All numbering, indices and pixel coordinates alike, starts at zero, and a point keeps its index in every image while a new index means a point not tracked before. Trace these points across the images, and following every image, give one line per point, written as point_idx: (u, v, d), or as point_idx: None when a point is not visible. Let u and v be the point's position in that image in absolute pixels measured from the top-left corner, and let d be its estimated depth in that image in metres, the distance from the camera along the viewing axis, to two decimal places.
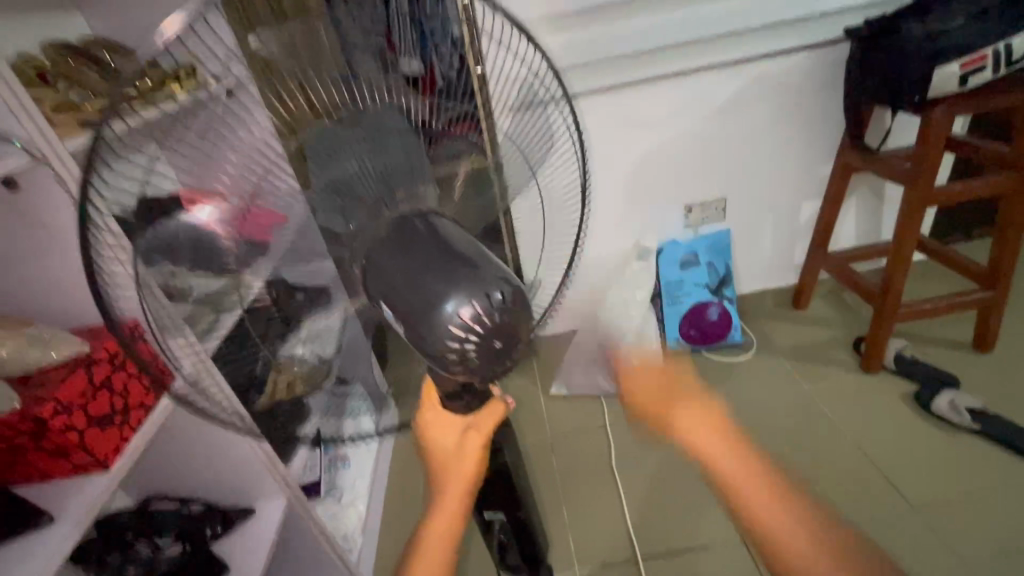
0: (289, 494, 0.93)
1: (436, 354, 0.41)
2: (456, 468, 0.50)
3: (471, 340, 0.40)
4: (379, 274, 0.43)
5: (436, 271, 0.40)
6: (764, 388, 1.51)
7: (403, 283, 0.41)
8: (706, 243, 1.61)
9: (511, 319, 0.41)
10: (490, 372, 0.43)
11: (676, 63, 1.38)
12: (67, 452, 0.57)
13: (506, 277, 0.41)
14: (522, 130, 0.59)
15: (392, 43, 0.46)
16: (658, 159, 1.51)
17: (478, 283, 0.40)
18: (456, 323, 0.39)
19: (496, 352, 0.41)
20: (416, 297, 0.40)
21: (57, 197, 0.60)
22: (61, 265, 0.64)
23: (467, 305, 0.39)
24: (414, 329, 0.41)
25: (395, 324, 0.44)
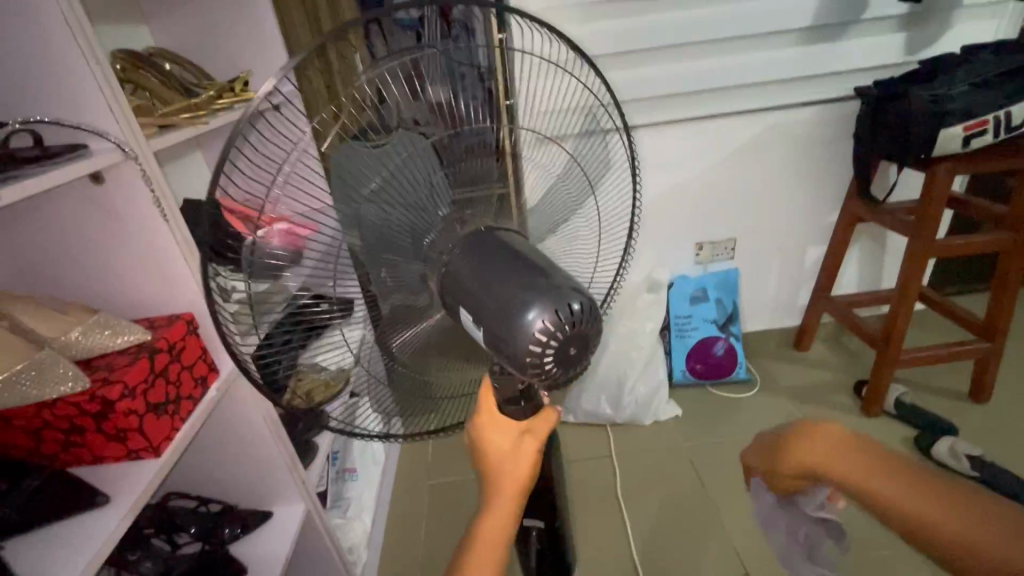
0: (308, 500, 0.94)
1: (513, 358, 0.43)
2: (509, 467, 0.52)
3: (549, 347, 0.43)
4: (459, 283, 0.48)
5: (518, 282, 0.44)
6: (768, 425, 1.53)
7: (484, 290, 0.45)
8: (715, 280, 1.65)
9: (584, 328, 0.44)
10: (560, 375, 0.46)
11: (697, 108, 1.46)
12: (125, 435, 0.59)
13: (579, 288, 0.45)
14: (584, 153, 0.69)
15: (420, 73, 0.52)
16: (675, 196, 1.57)
17: (557, 294, 0.43)
18: (537, 330, 0.42)
19: (570, 358, 0.45)
20: (498, 304, 0.44)
21: (135, 192, 0.63)
22: (127, 258, 0.67)
23: (548, 314, 0.42)
24: (492, 332, 0.44)
25: (472, 329, 0.47)
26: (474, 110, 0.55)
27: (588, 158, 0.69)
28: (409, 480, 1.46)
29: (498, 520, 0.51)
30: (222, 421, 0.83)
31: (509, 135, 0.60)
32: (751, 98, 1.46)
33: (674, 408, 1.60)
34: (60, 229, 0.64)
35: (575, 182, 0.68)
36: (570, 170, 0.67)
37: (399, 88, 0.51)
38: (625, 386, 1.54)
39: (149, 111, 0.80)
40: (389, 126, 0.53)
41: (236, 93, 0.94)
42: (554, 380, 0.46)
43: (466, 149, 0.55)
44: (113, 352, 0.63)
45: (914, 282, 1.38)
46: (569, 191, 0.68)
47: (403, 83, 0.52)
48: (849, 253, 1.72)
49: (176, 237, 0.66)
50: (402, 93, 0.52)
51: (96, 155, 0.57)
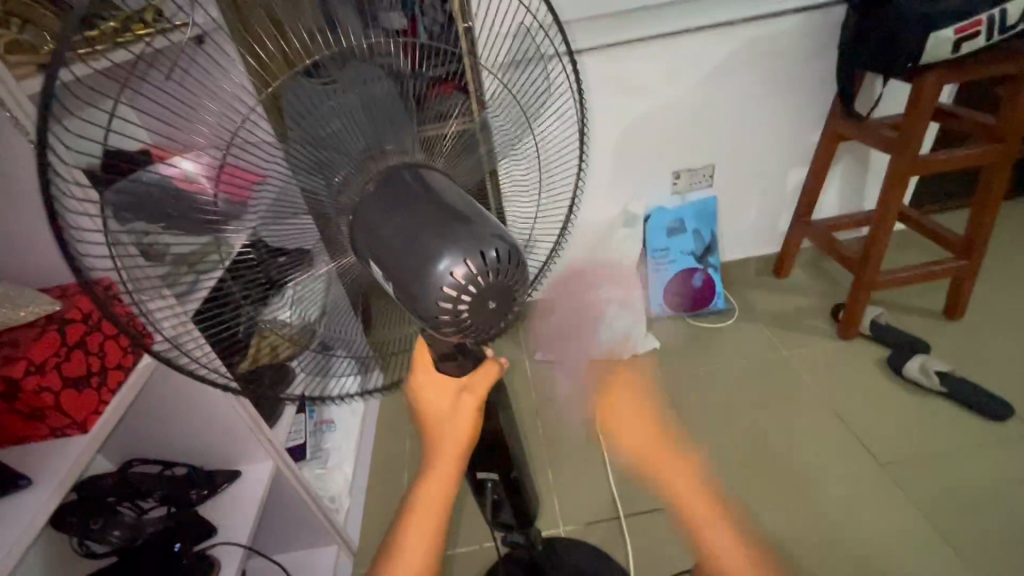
0: (276, 458, 0.92)
1: (427, 315, 0.39)
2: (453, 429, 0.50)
3: (465, 300, 0.39)
4: (367, 231, 0.42)
5: (431, 227, 0.38)
6: (744, 354, 1.54)
7: (396, 242, 0.39)
8: (692, 210, 1.60)
9: (505, 277, 0.40)
10: (483, 330, 0.42)
11: (672, 23, 1.34)
12: (43, 414, 0.55)
13: (500, 234, 0.40)
14: (518, 83, 0.61)
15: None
16: (651, 122, 1.47)
17: (474, 241, 0.38)
18: (448, 283, 0.38)
19: (490, 311, 0.41)
20: (406, 254, 0.39)
21: (16, 144, 0.55)
22: (26, 219, 0.60)
23: (462, 264, 0.38)
24: (405, 287, 0.39)
25: (384, 282, 0.42)
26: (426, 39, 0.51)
27: (522, 87, 0.61)
28: (389, 427, 1.46)
29: (438, 479, 0.50)
30: (175, 386, 0.80)
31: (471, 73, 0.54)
32: (728, 8, 1.34)
33: (652, 342, 1.59)
34: None
35: (511, 115, 0.60)
36: (503, 101, 0.59)
37: (352, 19, 0.46)
38: (602, 323, 1.52)
39: (34, 49, 0.69)
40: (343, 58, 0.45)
41: (146, 24, 0.81)
42: (476, 335, 0.42)
43: (427, 84, 0.51)
44: (18, 326, 0.57)
45: (892, 204, 1.34)
46: (505, 128, 0.60)
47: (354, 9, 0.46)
48: (830, 175, 1.66)
49: None
50: (355, 20, 0.46)
51: None
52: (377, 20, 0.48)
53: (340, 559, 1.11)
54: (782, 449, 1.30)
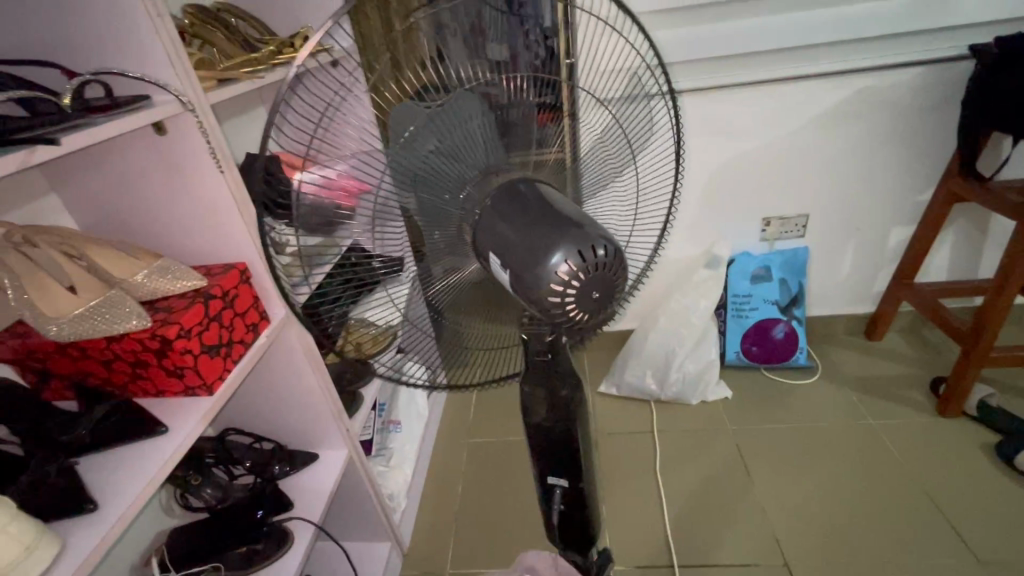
0: (350, 448, 0.97)
1: (537, 299, 0.42)
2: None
3: (571, 290, 0.42)
4: (490, 228, 0.47)
5: (550, 226, 0.43)
6: (825, 415, 1.45)
7: (516, 237, 0.44)
8: (781, 258, 1.54)
9: (611, 271, 0.42)
10: (586, 317, 0.44)
11: (780, 69, 1.31)
12: (182, 372, 0.63)
13: (608, 236, 0.43)
14: (627, 117, 0.63)
15: (483, 27, 0.51)
16: (746, 166, 1.45)
17: (583, 238, 0.42)
18: (556, 273, 0.41)
19: (592, 301, 0.43)
20: (524, 247, 0.43)
21: (194, 142, 0.65)
22: (185, 206, 0.70)
23: (571, 256, 0.41)
24: (520, 277, 0.43)
25: (500, 274, 0.46)
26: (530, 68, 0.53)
27: (629, 121, 0.64)
28: (450, 437, 1.51)
29: None
30: (274, 368, 0.87)
31: (568, 93, 0.55)
32: (841, 57, 1.30)
33: (723, 390, 1.54)
34: (128, 176, 0.68)
35: (616, 144, 0.62)
36: (613, 134, 0.62)
37: (461, 53, 0.51)
38: (673, 363, 1.48)
39: (211, 65, 0.81)
40: (446, 85, 0.50)
41: (296, 49, 0.92)
42: (580, 323, 0.45)
43: (531, 111, 0.54)
44: (173, 295, 0.67)
45: (1016, 275, 1.22)
46: (610, 160, 0.62)
47: (461, 38, 0.50)
48: (941, 238, 1.55)
49: (230, 188, 0.68)
50: (464, 50, 0.51)
51: (157, 107, 0.59)
52: (484, 51, 0.51)
53: (392, 555, 1.16)
54: (863, 524, 1.19)
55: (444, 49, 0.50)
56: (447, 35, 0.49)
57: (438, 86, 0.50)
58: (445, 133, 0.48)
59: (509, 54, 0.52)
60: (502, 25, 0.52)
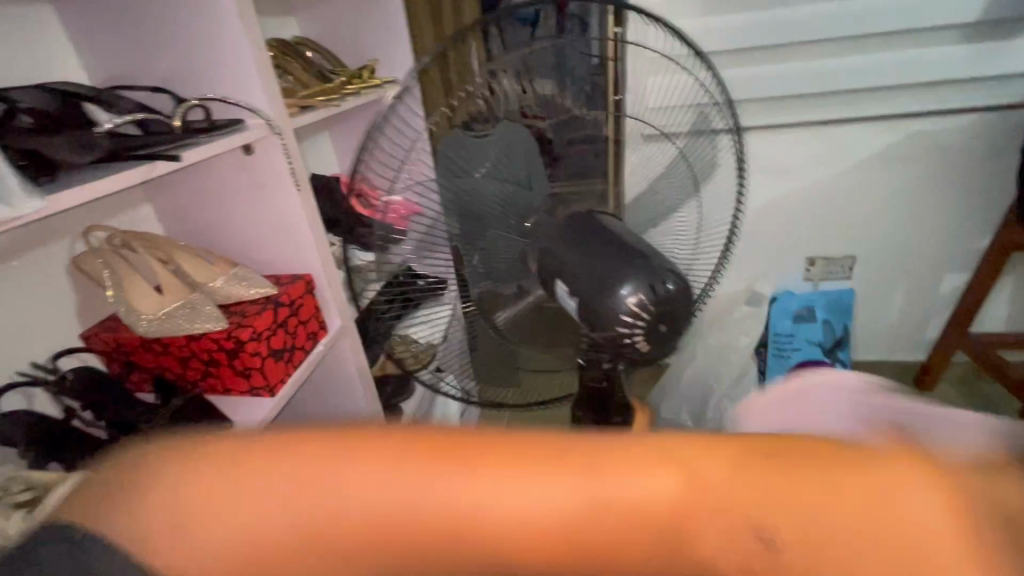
0: (389, 460, 1.00)
1: (606, 328, 0.45)
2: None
3: (640, 322, 0.44)
4: (557, 257, 0.49)
5: (620, 259, 0.45)
6: None
7: (584, 267, 0.46)
8: (826, 298, 1.48)
9: (677, 305, 0.45)
10: (650, 347, 0.47)
11: (829, 111, 1.32)
12: (249, 374, 0.68)
13: (674, 271, 0.45)
14: (693, 152, 0.67)
15: (534, 65, 0.54)
16: (790, 204, 1.45)
17: (652, 273, 0.44)
18: (626, 305, 0.43)
19: (660, 332, 0.45)
20: (595, 279, 0.45)
21: (275, 162, 0.71)
22: (261, 220, 0.76)
23: (642, 290, 0.43)
24: (589, 307, 0.45)
25: (565, 301, 0.48)
26: (577, 101, 0.57)
27: (694, 155, 0.67)
28: None
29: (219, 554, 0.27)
30: (326, 379, 0.91)
31: (614, 125, 0.59)
32: (894, 101, 1.30)
33: None
34: (215, 191, 0.75)
35: (681, 176, 0.66)
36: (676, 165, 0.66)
37: (511, 84, 0.54)
38: None
39: (292, 94, 0.89)
40: (495, 117, 0.56)
41: (366, 80, 0.99)
42: (643, 353, 0.47)
43: (569, 143, 0.58)
44: (246, 301, 0.72)
45: None
46: (672, 186, 0.66)
47: (515, 77, 0.54)
48: (998, 286, 1.49)
49: (304, 204, 0.74)
50: (514, 85, 0.55)
51: (249, 129, 0.66)
52: (533, 84, 0.55)
53: None
54: None
55: (495, 82, 0.54)
56: (500, 74, 0.53)
57: (486, 115, 0.56)
58: (496, 165, 0.56)
59: (556, 89, 0.56)
60: (551, 61, 0.55)
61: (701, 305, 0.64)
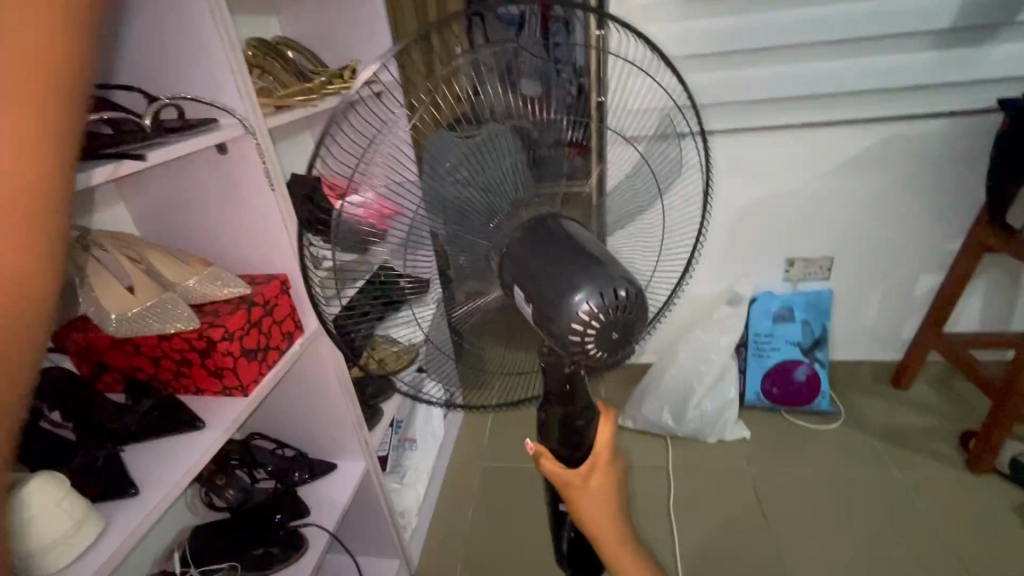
0: (368, 460, 1.00)
1: (557, 334, 0.43)
2: (595, 514, 0.54)
3: (591, 330, 0.43)
4: (517, 261, 0.49)
5: (575, 266, 0.44)
6: (845, 462, 1.41)
7: (540, 273, 0.46)
8: (804, 300, 1.53)
9: (631, 315, 0.44)
10: (605, 356, 0.45)
11: (807, 115, 1.34)
12: (222, 373, 0.68)
13: (630, 279, 0.44)
14: (656, 157, 0.68)
15: (518, 65, 0.53)
16: (769, 206, 1.47)
17: (606, 280, 0.43)
18: (577, 313, 0.42)
19: (613, 341, 0.44)
20: (549, 285, 0.45)
21: (250, 162, 0.71)
22: (236, 220, 0.76)
23: (593, 296, 0.42)
24: (542, 312, 0.45)
25: (523, 306, 0.48)
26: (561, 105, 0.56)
27: (659, 160, 0.68)
28: (464, 459, 1.51)
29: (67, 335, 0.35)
30: (305, 381, 0.90)
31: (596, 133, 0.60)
32: (869, 105, 1.32)
33: (741, 430, 1.52)
34: (190, 190, 0.75)
35: (644, 183, 0.67)
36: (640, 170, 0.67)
37: (496, 85, 0.53)
38: (691, 400, 1.47)
39: (270, 94, 0.89)
40: (480, 119, 0.53)
41: (345, 80, 0.99)
42: (600, 361, 0.46)
43: (552, 148, 0.57)
44: (220, 301, 0.72)
45: None
46: (636, 192, 0.67)
47: (498, 78, 0.53)
48: (971, 287, 1.52)
49: (280, 205, 0.74)
50: (499, 86, 0.53)
51: (223, 130, 0.66)
52: (518, 85, 0.54)
53: (400, 574, 1.17)
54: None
55: (479, 84, 0.52)
56: (485, 74, 0.52)
57: (471, 117, 0.53)
58: (478, 168, 0.53)
59: (541, 90, 0.55)
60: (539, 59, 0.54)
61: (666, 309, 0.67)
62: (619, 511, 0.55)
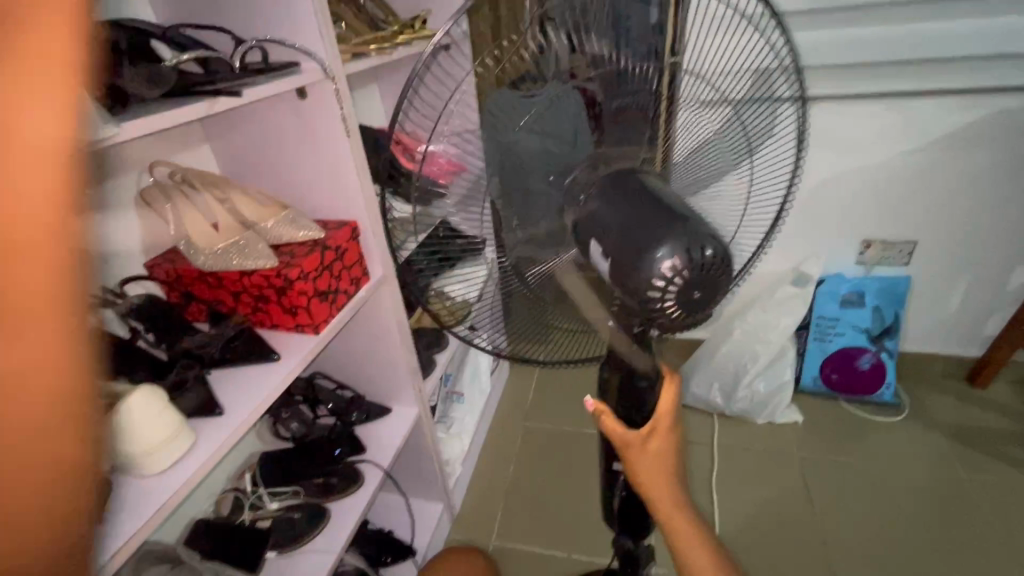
0: (421, 406, 1.04)
1: (635, 290, 0.43)
2: (650, 476, 0.54)
3: (672, 286, 0.41)
4: (594, 216, 0.47)
5: (660, 221, 0.43)
6: (906, 458, 1.35)
7: (619, 226, 0.44)
8: (878, 284, 1.44)
9: (714, 273, 0.42)
10: (683, 316, 0.44)
11: (907, 81, 1.22)
12: (295, 311, 0.71)
13: (715, 237, 0.43)
14: (749, 117, 0.61)
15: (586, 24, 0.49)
16: (850, 182, 1.36)
17: (690, 238, 0.41)
18: (660, 269, 0.41)
19: (693, 300, 0.43)
20: (629, 239, 0.43)
21: (329, 108, 0.72)
22: (309, 165, 0.78)
23: (678, 252, 0.41)
24: (621, 267, 0.43)
25: (599, 262, 0.47)
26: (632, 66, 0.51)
27: (752, 120, 0.61)
28: (508, 417, 1.55)
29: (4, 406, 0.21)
30: (368, 325, 0.94)
31: (670, 80, 0.53)
32: (981, 74, 1.19)
33: (794, 415, 1.47)
34: (269, 134, 0.78)
35: (733, 140, 0.60)
36: (731, 126, 0.60)
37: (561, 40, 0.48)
38: (743, 379, 1.43)
39: (344, 41, 0.89)
40: (544, 79, 0.50)
41: (417, 30, 0.98)
42: (674, 320, 0.45)
43: (618, 107, 0.52)
44: (295, 242, 0.75)
45: None
46: (722, 151, 0.61)
47: (565, 35, 0.49)
48: None
49: (352, 151, 0.75)
50: (565, 44, 0.49)
51: (305, 73, 0.67)
52: (585, 45, 0.49)
53: (443, 517, 1.23)
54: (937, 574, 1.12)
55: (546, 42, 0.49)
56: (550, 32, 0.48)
57: (536, 77, 0.50)
58: (546, 126, 0.51)
59: (609, 50, 0.50)
60: (606, 22, 0.49)
61: (744, 277, 0.63)
62: (674, 475, 0.55)
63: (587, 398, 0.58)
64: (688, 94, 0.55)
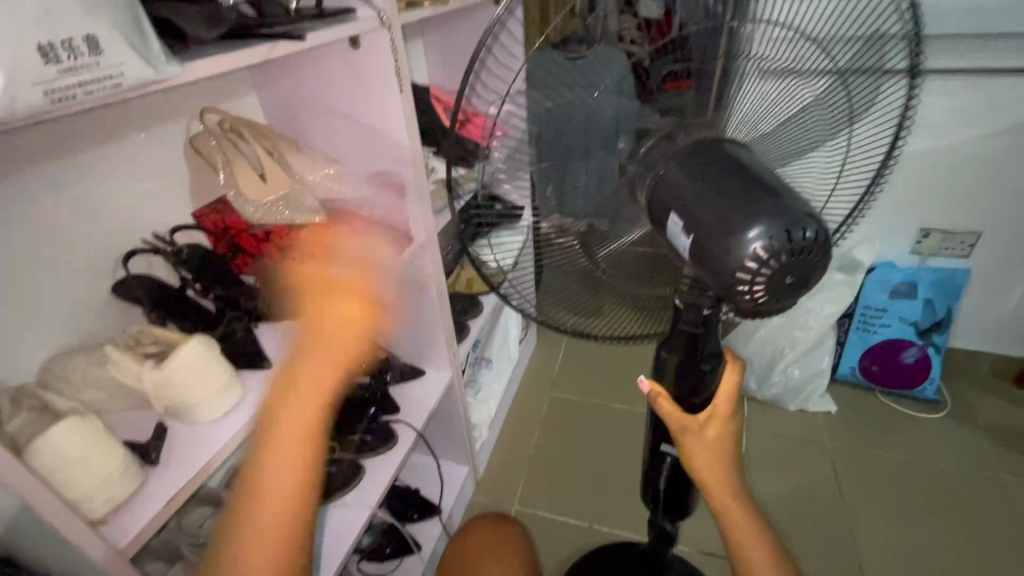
0: (454, 369, 1.04)
1: (720, 271, 0.40)
2: (704, 461, 0.52)
3: (762, 270, 0.39)
4: (673, 189, 0.44)
5: (751, 198, 0.39)
6: (945, 456, 1.31)
7: (703, 201, 0.41)
8: (933, 277, 1.35)
9: (809, 257, 0.39)
10: (767, 303, 0.41)
11: (998, 57, 1.12)
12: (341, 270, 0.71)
13: (811, 215, 0.40)
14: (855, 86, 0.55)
15: None
16: (916, 165, 1.28)
17: (786, 218, 0.38)
18: (751, 250, 0.38)
19: (782, 286, 0.40)
20: (713, 216, 0.40)
21: (382, 59, 0.69)
22: (354, 122, 0.76)
23: (774, 233, 0.38)
24: (703, 246, 0.40)
25: (676, 238, 0.44)
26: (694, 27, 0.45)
27: (857, 92, 0.55)
28: (534, 386, 1.55)
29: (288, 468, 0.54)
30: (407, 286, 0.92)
31: (733, 38, 0.46)
32: None
33: (828, 404, 1.43)
34: (314, 86, 0.75)
35: (834, 110, 0.54)
36: (834, 94, 0.54)
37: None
38: (778, 365, 1.39)
39: None
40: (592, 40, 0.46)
41: None
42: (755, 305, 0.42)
43: (662, 78, 0.47)
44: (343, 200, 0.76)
45: None
46: (821, 122, 0.56)
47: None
48: None
49: (402, 107, 0.72)
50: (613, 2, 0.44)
51: (360, 20, 0.63)
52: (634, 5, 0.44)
53: (467, 479, 1.25)
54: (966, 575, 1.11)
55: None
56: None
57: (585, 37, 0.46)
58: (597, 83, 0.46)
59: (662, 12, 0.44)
60: None
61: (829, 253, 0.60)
62: (729, 462, 0.53)
63: (641, 378, 0.56)
64: (785, 60, 0.50)
